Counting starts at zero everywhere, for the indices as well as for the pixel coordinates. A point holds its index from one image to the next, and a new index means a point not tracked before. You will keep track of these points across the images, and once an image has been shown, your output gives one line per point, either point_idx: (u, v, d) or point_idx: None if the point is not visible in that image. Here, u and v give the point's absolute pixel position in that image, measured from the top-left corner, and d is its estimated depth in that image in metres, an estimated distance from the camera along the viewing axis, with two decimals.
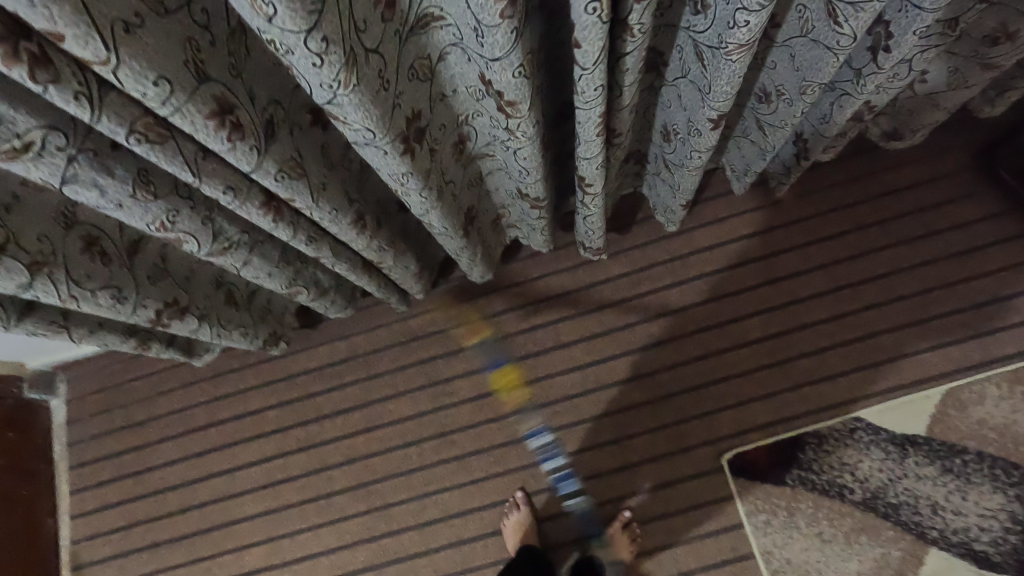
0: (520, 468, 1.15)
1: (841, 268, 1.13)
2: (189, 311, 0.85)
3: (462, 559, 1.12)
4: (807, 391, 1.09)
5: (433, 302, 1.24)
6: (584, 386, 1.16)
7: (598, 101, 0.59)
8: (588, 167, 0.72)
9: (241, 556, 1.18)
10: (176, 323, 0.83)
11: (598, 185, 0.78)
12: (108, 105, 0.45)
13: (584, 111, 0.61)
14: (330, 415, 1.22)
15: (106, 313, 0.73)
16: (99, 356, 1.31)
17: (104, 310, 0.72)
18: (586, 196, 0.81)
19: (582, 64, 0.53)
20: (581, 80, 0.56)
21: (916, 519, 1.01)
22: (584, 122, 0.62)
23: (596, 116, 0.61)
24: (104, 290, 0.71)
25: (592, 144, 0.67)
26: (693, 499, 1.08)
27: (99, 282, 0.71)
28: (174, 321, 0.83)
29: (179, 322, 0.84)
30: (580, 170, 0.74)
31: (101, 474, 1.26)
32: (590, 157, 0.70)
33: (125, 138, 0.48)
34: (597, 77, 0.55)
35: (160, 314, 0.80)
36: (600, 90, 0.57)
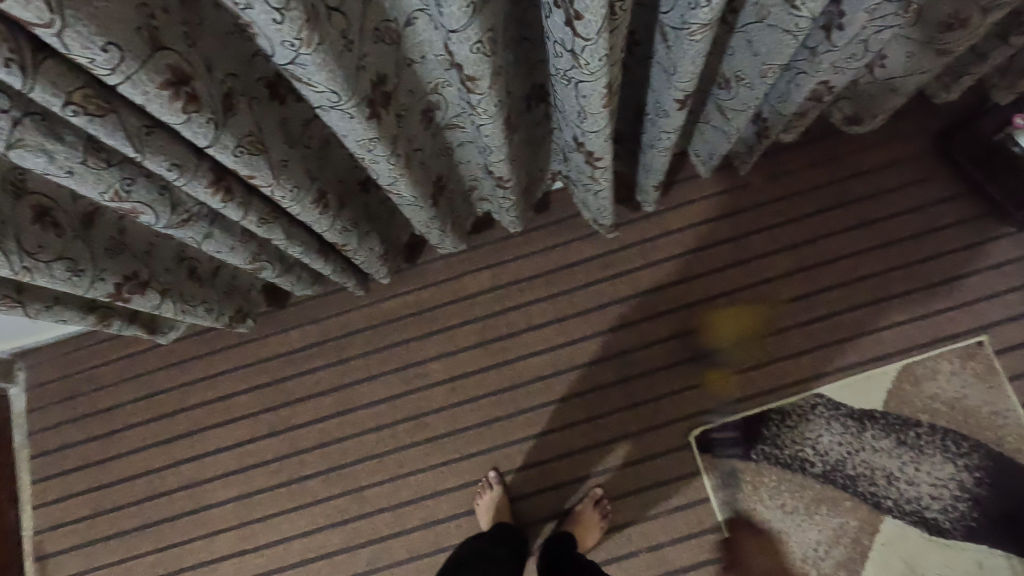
0: (493, 448, 1.16)
1: (804, 250, 1.16)
2: (150, 286, 0.84)
3: (435, 539, 1.13)
4: (771, 368, 1.12)
5: (405, 285, 1.24)
6: (556, 367, 1.17)
7: (603, 72, 0.59)
8: (597, 140, 0.72)
9: (211, 542, 1.17)
10: (137, 298, 0.82)
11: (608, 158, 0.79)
12: (43, 73, 0.43)
13: (590, 83, 0.60)
14: (302, 399, 1.21)
15: (62, 287, 0.71)
16: (58, 342, 1.27)
17: (60, 284, 0.71)
18: (597, 170, 0.82)
19: (585, 37, 0.53)
20: (586, 51, 0.55)
21: (872, 490, 1.06)
22: (589, 95, 0.62)
23: (602, 88, 0.61)
24: (60, 261, 0.69)
25: (600, 118, 0.67)
26: (662, 475, 1.10)
27: (54, 253, 0.68)
28: (135, 295, 0.82)
29: (140, 297, 0.83)
30: (589, 144, 0.74)
31: (63, 462, 1.23)
32: (599, 131, 0.70)
33: (62, 109, 0.46)
34: (604, 48, 0.54)
35: (119, 288, 0.79)
36: (605, 60, 0.57)
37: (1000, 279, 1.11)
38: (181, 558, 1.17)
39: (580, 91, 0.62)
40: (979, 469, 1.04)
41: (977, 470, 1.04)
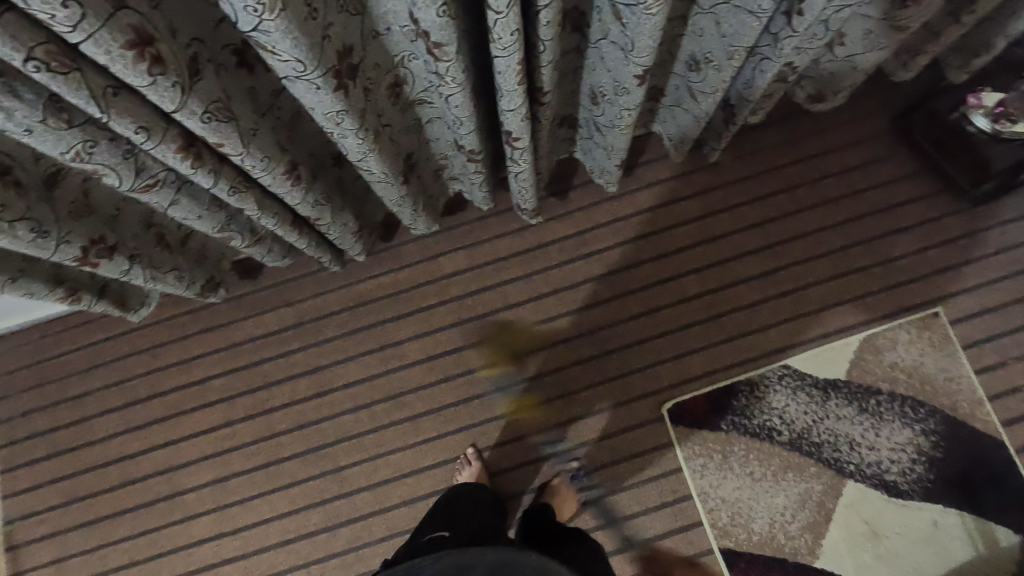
0: (471, 426, 1.17)
1: (771, 227, 1.20)
2: (118, 251, 0.83)
3: (416, 517, 1.14)
4: (739, 342, 1.16)
5: (381, 267, 1.24)
6: (532, 345, 1.19)
7: (516, 47, 0.59)
8: (513, 119, 0.72)
9: (189, 526, 1.16)
10: (104, 262, 0.82)
11: (525, 140, 0.78)
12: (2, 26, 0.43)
13: (504, 58, 0.60)
14: (279, 381, 1.21)
15: (27, 248, 0.71)
16: (24, 331, 1.25)
17: (25, 245, 0.70)
18: (514, 151, 0.81)
19: (496, 8, 0.53)
20: (498, 24, 0.55)
21: (835, 456, 1.10)
22: (504, 71, 0.62)
23: (516, 64, 0.61)
24: (23, 222, 0.69)
25: (515, 95, 0.67)
26: (636, 447, 1.13)
27: (18, 213, 0.68)
28: (103, 260, 0.81)
29: (108, 261, 0.83)
30: (505, 124, 0.74)
31: (34, 451, 1.21)
32: (516, 109, 0.70)
33: (23, 64, 0.45)
34: (513, 22, 0.55)
35: (86, 252, 0.79)
36: (517, 35, 0.57)
37: (955, 253, 1.16)
38: (158, 543, 1.16)
39: (496, 67, 0.63)
40: (935, 433, 1.09)
41: (933, 435, 1.09)
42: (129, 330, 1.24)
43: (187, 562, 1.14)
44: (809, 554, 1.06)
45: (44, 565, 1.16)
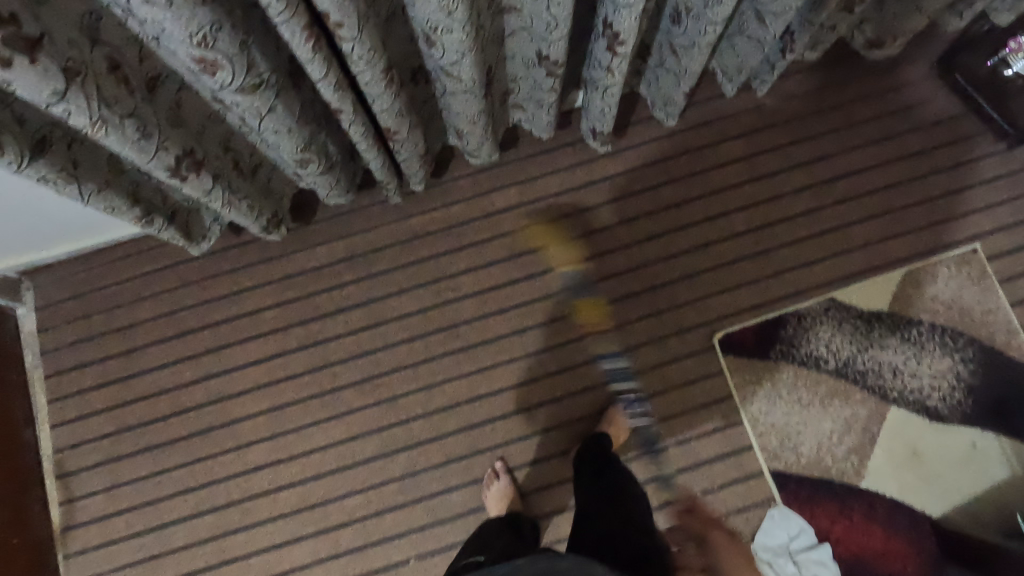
0: (525, 356, 1.19)
1: (817, 167, 1.23)
2: (204, 168, 0.82)
3: (472, 443, 1.16)
4: (788, 276, 1.19)
5: (433, 202, 1.25)
6: (584, 279, 1.21)
7: None
8: (625, 17, 0.74)
9: (243, 454, 1.16)
10: (192, 179, 0.81)
11: (630, 45, 0.80)
12: None
13: None
14: (333, 313, 1.21)
15: (129, 150, 0.69)
16: (70, 261, 1.23)
17: (129, 146, 0.69)
18: (615, 59, 0.83)
19: None
20: None
21: (879, 383, 1.14)
22: None
23: None
24: (131, 121, 0.68)
25: None
26: (688, 376, 1.16)
27: (126, 109, 0.67)
28: (191, 175, 0.80)
29: (195, 178, 0.82)
30: (617, 23, 0.76)
31: (81, 382, 1.20)
32: (632, 6, 0.72)
33: None
34: None
35: (178, 163, 0.77)
36: None
37: (991, 193, 1.21)
38: (212, 471, 1.16)
39: None
40: (974, 361, 1.14)
41: (972, 362, 1.14)
42: (178, 262, 1.23)
43: (243, 489, 1.15)
44: (855, 474, 1.11)
45: (97, 492, 1.16)
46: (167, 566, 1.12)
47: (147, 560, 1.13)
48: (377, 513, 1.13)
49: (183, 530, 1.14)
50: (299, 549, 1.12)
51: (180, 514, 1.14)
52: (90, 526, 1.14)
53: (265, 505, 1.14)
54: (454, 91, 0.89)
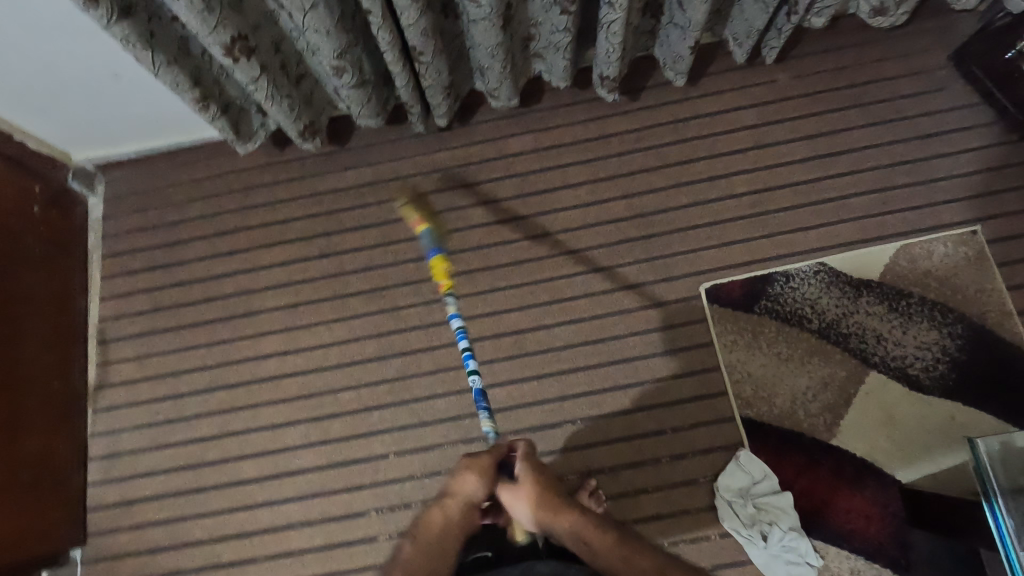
0: (521, 285, 1.27)
1: (821, 141, 1.29)
2: (254, 56, 0.96)
3: (461, 357, 1.24)
4: (781, 238, 1.24)
5: (454, 140, 1.36)
6: (585, 221, 1.29)
7: None
8: None
9: (258, 342, 1.29)
10: (241, 62, 0.95)
11: None
12: None
13: None
14: (353, 228, 1.34)
15: (193, 18, 0.85)
16: (139, 160, 1.41)
17: (193, 15, 0.84)
18: None
19: None
20: None
21: (862, 347, 1.16)
22: None
23: None
24: None
25: None
26: (672, 320, 1.21)
27: None
28: (241, 59, 0.95)
29: (244, 62, 0.96)
30: None
31: (131, 264, 1.36)
32: None
33: None
34: None
35: (232, 45, 0.92)
36: None
37: (996, 180, 1.23)
38: (229, 353, 1.29)
39: None
40: (961, 337, 1.15)
41: (959, 338, 1.15)
42: (228, 172, 1.40)
43: (253, 372, 1.27)
44: (825, 431, 1.13)
45: (130, 360, 1.30)
46: (178, 430, 1.25)
47: (162, 424, 1.26)
48: (366, 409, 1.22)
49: (197, 401, 1.27)
50: (293, 431, 1.23)
51: (196, 388, 1.27)
52: (118, 387, 1.29)
53: (269, 389, 1.26)
54: (474, 18, 1.00)
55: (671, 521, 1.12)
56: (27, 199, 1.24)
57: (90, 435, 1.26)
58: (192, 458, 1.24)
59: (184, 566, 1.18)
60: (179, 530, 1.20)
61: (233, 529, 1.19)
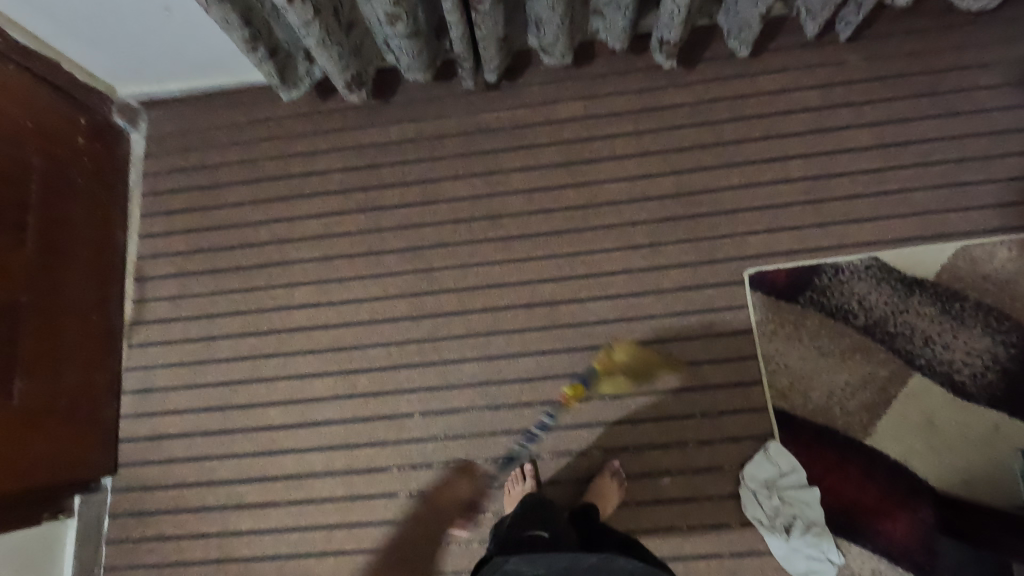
0: (558, 256, 1.24)
1: (886, 129, 1.22)
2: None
3: (493, 324, 1.22)
4: (834, 229, 1.19)
5: (501, 102, 1.32)
6: (629, 196, 1.25)
7: None
8: None
9: (291, 292, 1.29)
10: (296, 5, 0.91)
11: None
12: None
13: None
14: (391, 185, 1.32)
15: None
16: (182, 100, 1.40)
17: None
18: None
19: None
20: None
21: (908, 348, 1.12)
22: None
23: None
24: None
25: None
26: (711, 304, 1.18)
27: None
28: (297, 2, 0.91)
29: (299, 6, 0.92)
30: None
31: (171, 203, 1.37)
32: None
33: None
34: None
35: None
36: None
37: None
38: (262, 300, 1.29)
39: None
40: (1015, 347, 1.10)
41: (1012, 347, 1.10)
42: (270, 118, 1.38)
43: (285, 322, 1.28)
44: (860, 430, 1.10)
45: (165, 299, 1.32)
46: (209, 372, 1.27)
47: (194, 364, 1.28)
48: (394, 367, 1.23)
49: (228, 344, 1.28)
50: (320, 382, 1.24)
51: (228, 332, 1.29)
52: (153, 325, 1.31)
53: (299, 339, 1.26)
54: None
55: (691, 505, 1.11)
56: (73, 130, 1.24)
57: (124, 369, 1.29)
58: (221, 400, 1.25)
59: (210, 503, 1.21)
60: (205, 468, 1.22)
61: (257, 472, 1.21)
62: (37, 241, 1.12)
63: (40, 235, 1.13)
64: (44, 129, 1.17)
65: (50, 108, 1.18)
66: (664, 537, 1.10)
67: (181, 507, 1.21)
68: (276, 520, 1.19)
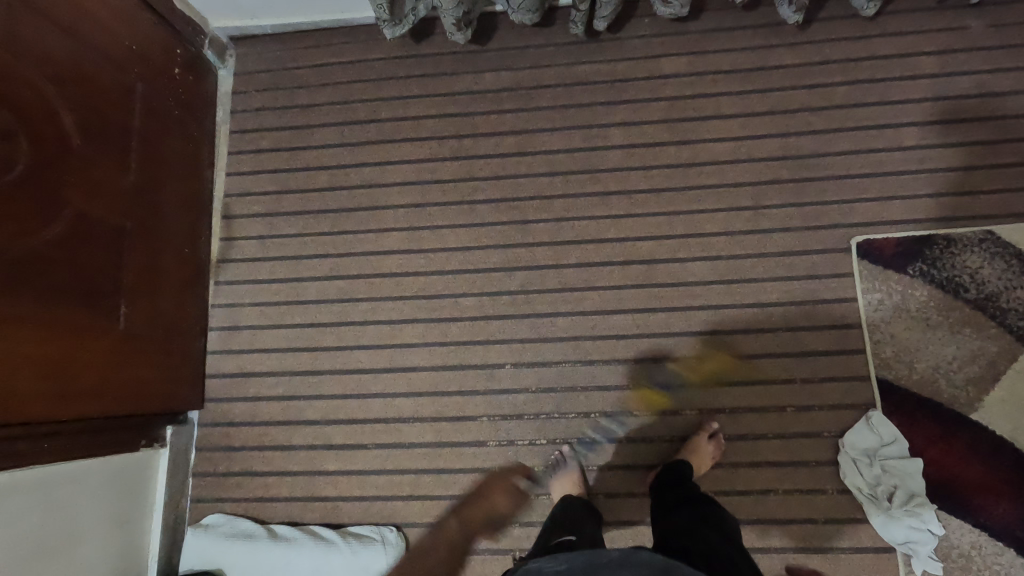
0: (657, 214, 1.22)
1: (1007, 100, 1.18)
2: None
3: (587, 279, 1.21)
4: (947, 200, 1.15)
5: (602, 54, 1.29)
6: (734, 156, 1.22)
7: None
8: None
9: (381, 237, 1.28)
10: None
11: None
12: None
13: None
14: (486, 134, 1.29)
15: None
16: (272, 39, 1.38)
17: None
18: None
19: None
20: None
21: (1020, 325, 1.10)
22: None
23: None
24: None
25: None
26: (815, 271, 1.16)
27: None
28: None
29: None
30: None
31: (259, 142, 1.35)
32: None
33: None
34: None
35: None
36: None
37: None
38: (351, 244, 1.28)
39: None
40: None
41: None
42: (362, 60, 1.35)
43: (374, 267, 1.27)
44: (965, 405, 1.08)
45: (252, 239, 1.31)
46: (297, 313, 1.26)
47: (281, 305, 1.27)
48: (485, 317, 1.22)
49: (315, 287, 1.27)
50: (410, 329, 1.23)
51: (316, 274, 1.28)
52: (241, 263, 1.30)
53: (390, 285, 1.25)
54: None
55: (787, 469, 1.10)
56: (170, 59, 1.21)
57: (211, 306, 1.28)
58: (308, 341, 1.25)
59: (296, 443, 1.21)
60: (292, 409, 1.22)
61: (345, 414, 1.21)
62: (139, 167, 1.10)
63: (144, 162, 1.11)
64: (146, 55, 1.14)
65: (151, 33, 1.16)
66: (759, 499, 1.10)
67: (267, 445, 1.22)
68: (363, 462, 1.19)
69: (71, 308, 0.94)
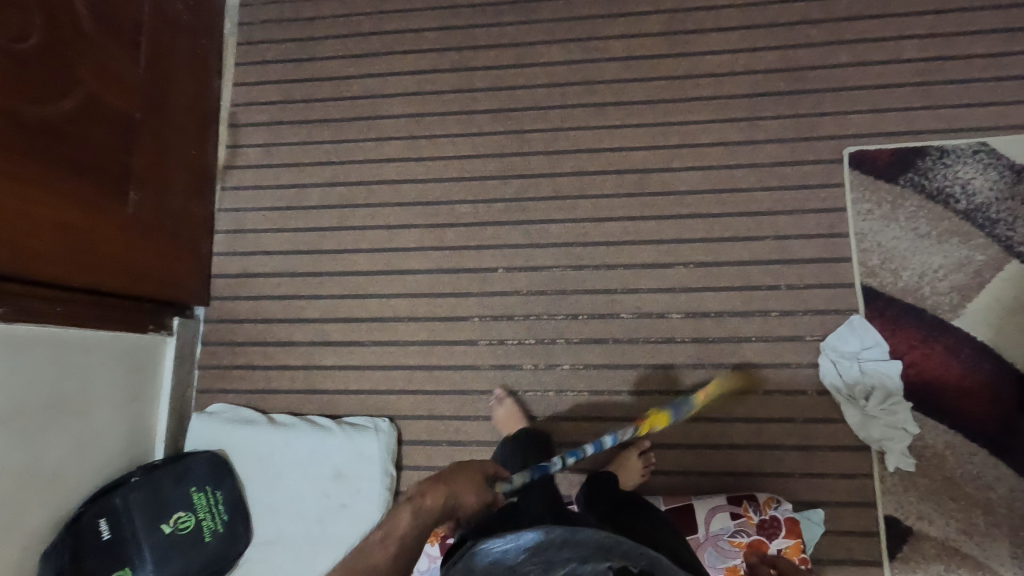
0: (653, 125, 1.23)
1: (1012, 13, 1.16)
2: None
3: (581, 187, 1.23)
4: (943, 113, 1.15)
5: None
6: (731, 69, 1.22)
7: None
8: None
9: (382, 146, 1.31)
10: None
11: None
12: None
13: None
14: (486, 47, 1.31)
15: None
16: None
17: None
18: None
19: None
20: None
21: (1008, 235, 1.10)
22: None
23: None
24: None
25: None
26: (807, 181, 1.17)
27: None
28: None
29: None
30: None
31: (265, 54, 1.37)
32: None
33: None
34: None
35: None
36: None
37: None
38: (352, 152, 1.31)
39: None
40: None
41: None
42: None
43: (374, 173, 1.30)
44: (948, 312, 1.10)
45: (258, 146, 1.34)
46: (299, 217, 1.30)
47: (285, 209, 1.31)
48: (481, 223, 1.25)
49: (317, 192, 1.31)
50: (406, 234, 1.27)
51: (318, 180, 1.31)
52: (247, 170, 1.34)
53: (388, 191, 1.29)
54: None
55: (769, 371, 1.13)
56: None
57: (218, 210, 1.33)
58: (309, 244, 1.29)
59: (297, 339, 1.26)
60: (293, 307, 1.27)
61: (343, 314, 1.26)
62: (149, 62, 1.14)
63: (153, 58, 1.15)
64: None
65: None
66: (739, 400, 1.13)
67: (269, 341, 1.27)
68: (359, 358, 1.24)
69: (79, 181, 0.98)
